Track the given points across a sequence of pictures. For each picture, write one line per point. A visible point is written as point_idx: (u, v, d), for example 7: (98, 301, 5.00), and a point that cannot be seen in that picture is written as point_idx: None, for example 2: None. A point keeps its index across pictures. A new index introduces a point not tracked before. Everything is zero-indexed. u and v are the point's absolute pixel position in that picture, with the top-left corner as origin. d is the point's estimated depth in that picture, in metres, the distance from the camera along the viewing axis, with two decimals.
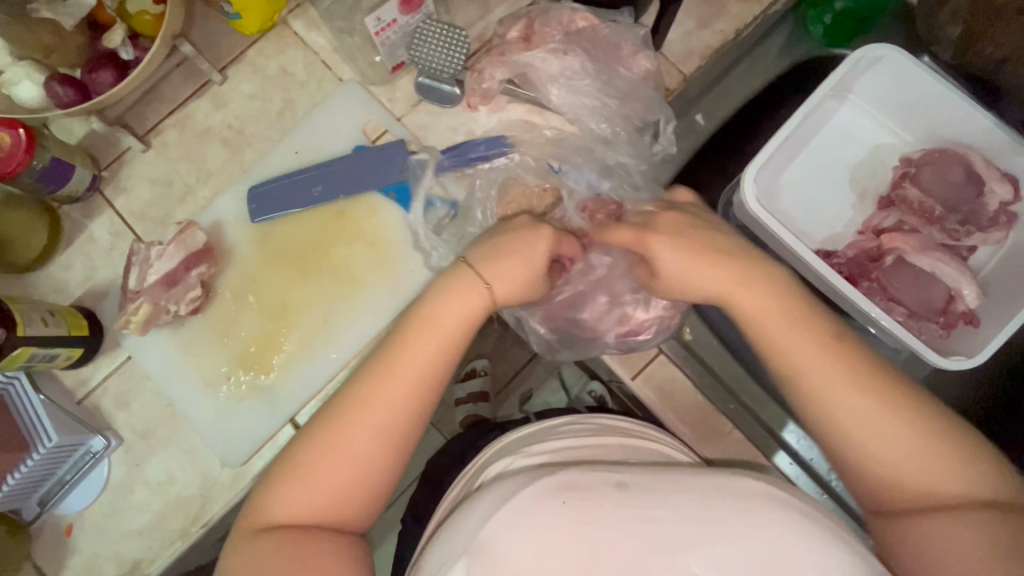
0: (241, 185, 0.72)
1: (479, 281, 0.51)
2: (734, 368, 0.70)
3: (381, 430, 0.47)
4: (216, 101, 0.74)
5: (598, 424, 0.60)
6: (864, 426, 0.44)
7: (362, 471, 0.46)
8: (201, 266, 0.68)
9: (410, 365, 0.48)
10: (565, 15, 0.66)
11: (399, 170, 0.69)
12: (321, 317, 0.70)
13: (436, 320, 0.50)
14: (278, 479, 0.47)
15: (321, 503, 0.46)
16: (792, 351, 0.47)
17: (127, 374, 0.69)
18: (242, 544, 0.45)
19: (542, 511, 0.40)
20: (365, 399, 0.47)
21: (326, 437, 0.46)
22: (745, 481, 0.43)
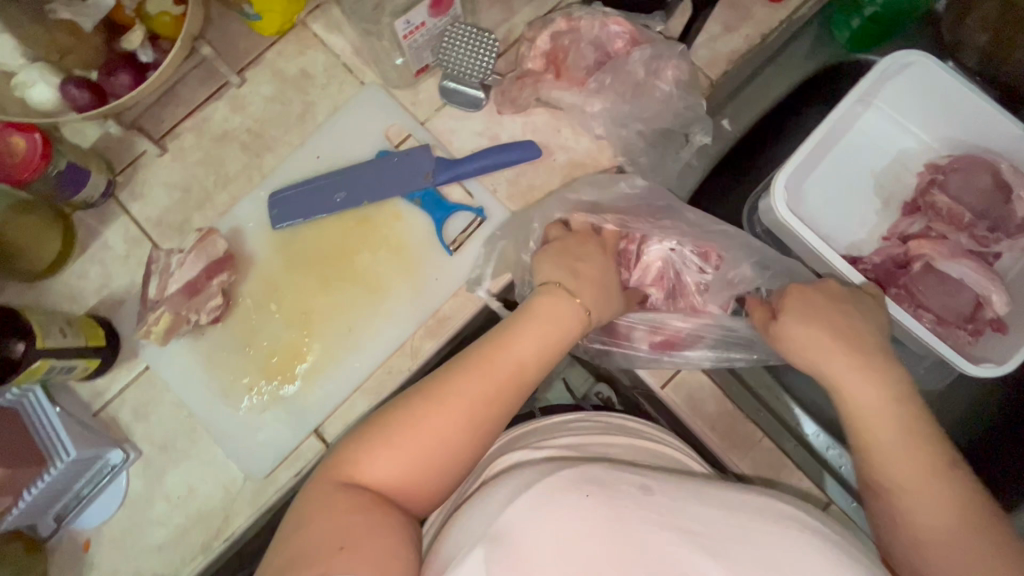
0: (261, 190, 0.71)
1: (576, 298, 0.54)
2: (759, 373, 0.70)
3: (482, 409, 0.48)
4: (234, 104, 0.72)
5: (609, 423, 0.59)
6: (895, 459, 0.45)
7: (447, 455, 0.47)
8: (223, 274, 0.66)
9: (513, 361, 0.50)
10: (597, 20, 0.67)
11: (424, 176, 0.67)
12: (345, 325, 0.68)
13: (538, 323, 0.52)
14: (365, 441, 0.47)
15: (412, 468, 0.46)
16: (847, 382, 0.49)
17: (146, 385, 0.68)
18: (323, 496, 0.45)
19: (558, 505, 0.40)
20: (468, 383, 0.48)
21: (423, 409, 0.47)
22: (779, 507, 0.42)
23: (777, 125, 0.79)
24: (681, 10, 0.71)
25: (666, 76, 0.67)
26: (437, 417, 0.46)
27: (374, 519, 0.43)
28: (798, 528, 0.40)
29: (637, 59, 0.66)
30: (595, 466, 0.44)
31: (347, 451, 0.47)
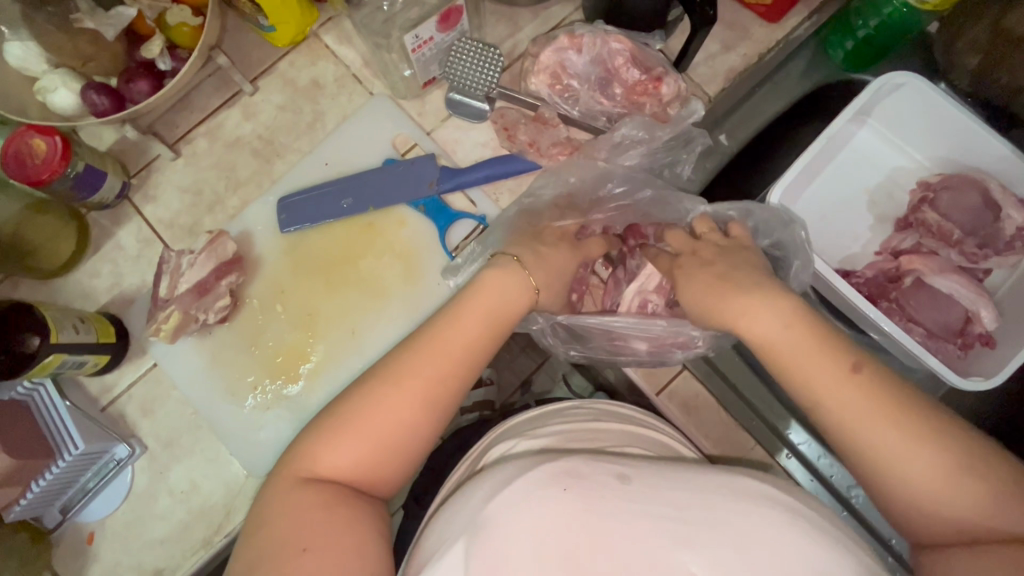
0: (270, 195, 0.73)
1: (525, 273, 0.58)
2: (758, 388, 0.71)
3: (429, 393, 0.50)
4: (246, 111, 0.75)
5: (599, 409, 0.62)
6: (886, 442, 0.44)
7: (403, 436, 0.49)
8: (232, 275, 0.68)
9: (461, 336, 0.53)
10: (599, 37, 0.68)
11: (429, 183, 0.69)
12: (348, 327, 0.70)
13: (487, 304, 0.55)
14: (323, 432, 0.49)
15: (365, 454, 0.49)
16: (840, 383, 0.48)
17: (153, 382, 0.69)
18: (281, 491, 0.48)
19: (539, 501, 0.41)
20: (418, 365, 0.51)
21: (376, 396, 0.49)
22: (744, 482, 0.44)
23: (773, 140, 0.80)
24: (680, 29, 0.73)
25: (665, 92, 0.69)
26: (389, 400, 0.49)
27: (337, 512, 0.46)
28: (764, 505, 0.42)
29: (637, 75, 0.68)
30: (577, 459, 0.45)
31: (309, 444, 0.49)
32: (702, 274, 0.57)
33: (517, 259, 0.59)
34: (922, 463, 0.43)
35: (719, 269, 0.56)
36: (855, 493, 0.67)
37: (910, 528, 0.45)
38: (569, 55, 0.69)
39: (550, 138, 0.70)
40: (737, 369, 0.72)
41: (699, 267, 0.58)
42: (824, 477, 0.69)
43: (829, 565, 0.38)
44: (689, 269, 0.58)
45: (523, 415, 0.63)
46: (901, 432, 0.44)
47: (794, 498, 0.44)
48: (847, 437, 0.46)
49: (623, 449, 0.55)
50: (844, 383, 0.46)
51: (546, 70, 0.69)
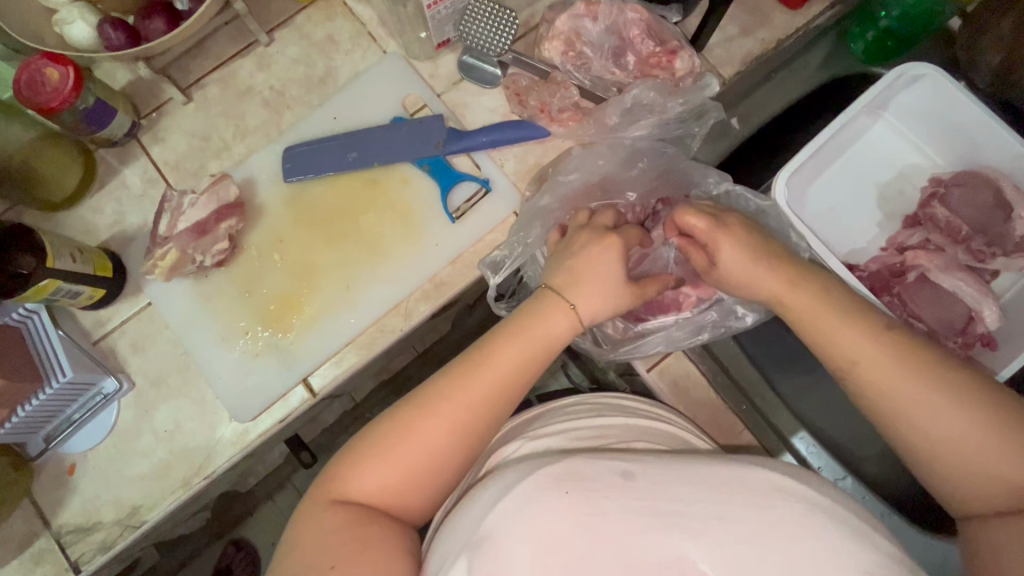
0: (277, 145, 0.73)
1: (566, 304, 0.56)
2: (749, 372, 0.73)
3: (463, 423, 0.51)
4: (260, 62, 0.75)
5: (601, 403, 0.62)
6: (918, 409, 0.46)
7: (436, 463, 0.50)
8: (231, 219, 0.68)
9: (500, 364, 0.52)
10: (616, 7, 0.68)
11: (434, 144, 0.69)
12: (344, 283, 0.70)
13: (523, 338, 0.54)
14: (356, 456, 0.50)
15: (398, 481, 0.49)
16: (846, 350, 0.50)
17: (146, 321, 0.69)
18: (317, 510, 0.49)
19: (541, 504, 0.41)
20: (457, 395, 0.51)
21: (412, 423, 0.50)
22: (761, 473, 0.43)
23: (786, 129, 0.80)
24: (698, 8, 0.72)
25: (679, 66, 0.68)
26: (427, 427, 0.50)
27: (368, 530, 0.47)
28: (773, 496, 0.41)
29: (652, 47, 0.68)
30: (579, 461, 0.45)
31: (341, 468, 0.50)
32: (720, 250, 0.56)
33: (547, 288, 0.57)
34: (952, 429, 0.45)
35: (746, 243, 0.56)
36: (845, 477, 0.68)
37: (958, 501, 0.46)
38: (584, 23, 0.68)
39: (561, 101, 0.69)
40: (729, 353, 0.73)
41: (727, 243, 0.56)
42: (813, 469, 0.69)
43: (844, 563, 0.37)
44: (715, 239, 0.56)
45: (527, 416, 0.64)
46: (928, 396, 0.46)
47: (806, 486, 0.43)
48: (881, 408, 0.48)
49: (631, 445, 0.55)
50: (871, 340, 0.49)
51: (560, 37, 0.69)
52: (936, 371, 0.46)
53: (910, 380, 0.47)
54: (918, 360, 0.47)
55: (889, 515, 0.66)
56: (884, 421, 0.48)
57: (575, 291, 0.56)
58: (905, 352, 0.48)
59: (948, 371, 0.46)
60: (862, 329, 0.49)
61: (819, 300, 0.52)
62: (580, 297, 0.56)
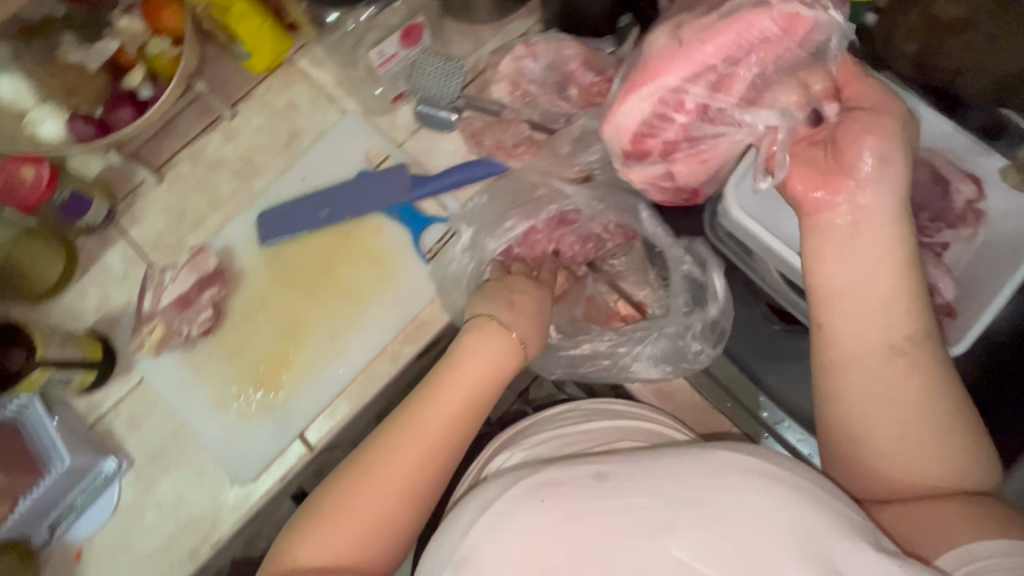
0: (252, 211, 0.76)
1: (499, 340, 0.59)
2: (745, 382, 0.75)
3: (419, 467, 0.52)
4: (226, 134, 0.79)
5: (593, 409, 0.64)
6: (892, 400, 0.49)
7: (402, 500, 0.51)
8: (212, 288, 0.71)
9: (460, 396, 0.55)
10: (554, 45, 0.71)
11: (401, 191, 0.73)
12: (327, 335, 0.72)
13: (473, 374, 0.57)
14: (312, 521, 0.50)
15: (352, 542, 0.49)
16: (848, 332, 0.51)
17: (139, 398, 0.70)
18: None
19: (518, 517, 0.43)
20: (409, 444, 0.52)
21: (362, 482, 0.50)
22: (721, 456, 0.44)
23: None
24: None
25: None
26: (392, 471, 0.51)
27: None
28: (740, 478, 0.42)
29: (592, 78, 0.71)
30: (554, 468, 0.47)
31: (293, 538, 0.49)
32: (865, 158, 0.51)
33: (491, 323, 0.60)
34: (903, 429, 0.49)
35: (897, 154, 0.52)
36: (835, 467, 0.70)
37: (861, 485, 0.51)
38: (526, 62, 0.72)
39: (514, 137, 0.72)
40: (720, 362, 0.75)
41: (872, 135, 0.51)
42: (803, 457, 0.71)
43: (808, 534, 0.40)
44: (854, 137, 0.52)
45: (520, 426, 0.66)
46: (901, 393, 0.49)
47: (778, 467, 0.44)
48: (853, 391, 0.50)
49: (616, 444, 0.57)
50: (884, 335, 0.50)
51: (505, 79, 0.73)
52: (919, 376, 0.49)
53: (885, 376, 0.49)
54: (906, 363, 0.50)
55: None
56: (840, 402, 0.51)
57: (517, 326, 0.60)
58: (905, 352, 0.50)
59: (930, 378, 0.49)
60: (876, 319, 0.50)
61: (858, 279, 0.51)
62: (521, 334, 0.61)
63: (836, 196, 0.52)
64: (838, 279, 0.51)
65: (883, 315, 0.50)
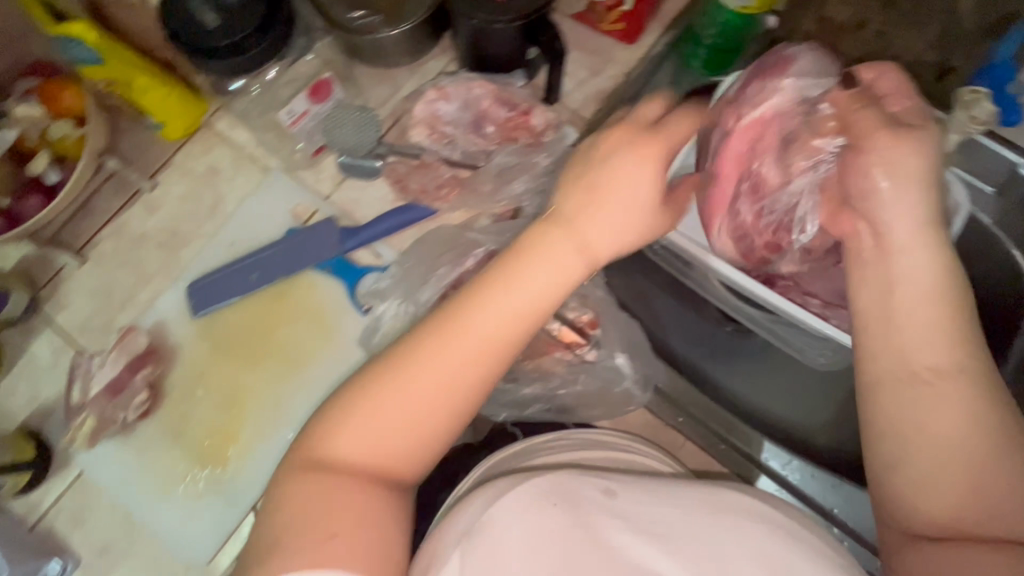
0: (181, 283, 0.74)
1: (564, 238, 0.45)
2: (698, 399, 0.78)
3: (471, 361, 0.42)
4: (148, 207, 0.77)
5: (589, 439, 0.61)
6: (936, 423, 0.40)
7: (452, 399, 0.42)
8: (146, 368, 0.69)
9: (524, 304, 0.43)
10: (464, 84, 0.72)
11: (331, 246, 0.72)
12: (271, 401, 0.70)
13: (548, 260, 0.44)
14: (333, 414, 0.42)
15: (389, 440, 0.41)
16: (890, 336, 0.42)
17: (81, 492, 0.68)
18: (291, 478, 0.41)
19: (531, 513, 0.42)
20: (468, 326, 0.42)
21: (400, 372, 0.42)
22: (730, 497, 0.45)
23: None
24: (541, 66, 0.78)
25: (536, 124, 0.72)
26: (420, 378, 0.41)
27: (349, 500, 0.39)
28: (745, 519, 0.43)
29: (506, 113, 0.72)
30: (566, 477, 0.46)
31: (316, 428, 0.42)
32: (876, 179, 0.44)
33: (552, 220, 0.46)
34: (948, 458, 0.39)
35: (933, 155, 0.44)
36: (788, 470, 0.76)
37: (899, 515, 0.41)
38: (439, 105, 0.73)
39: (436, 180, 0.72)
40: (671, 381, 0.78)
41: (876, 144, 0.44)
42: (758, 462, 0.77)
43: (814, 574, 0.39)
44: (859, 138, 0.45)
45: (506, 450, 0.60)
46: (947, 410, 0.40)
47: (776, 509, 0.45)
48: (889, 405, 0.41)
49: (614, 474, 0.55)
50: (926, 339, 0.41)
51: (421, 123, 0.73)
52: (972, 399, 0.40)
53: (931, 397, 0.40)
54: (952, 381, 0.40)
55: (838, 482, 0.74)
56: (880, 417, 0.42)
57: (585, 215, 0.45)
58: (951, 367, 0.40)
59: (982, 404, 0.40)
60: (913, 326, 0.42)
61: (905, 272, 0.43)
62: (598, 215, 0.45)
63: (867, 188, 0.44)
64: (875, 300, 0.43)
65: (923, 335, 0.41)
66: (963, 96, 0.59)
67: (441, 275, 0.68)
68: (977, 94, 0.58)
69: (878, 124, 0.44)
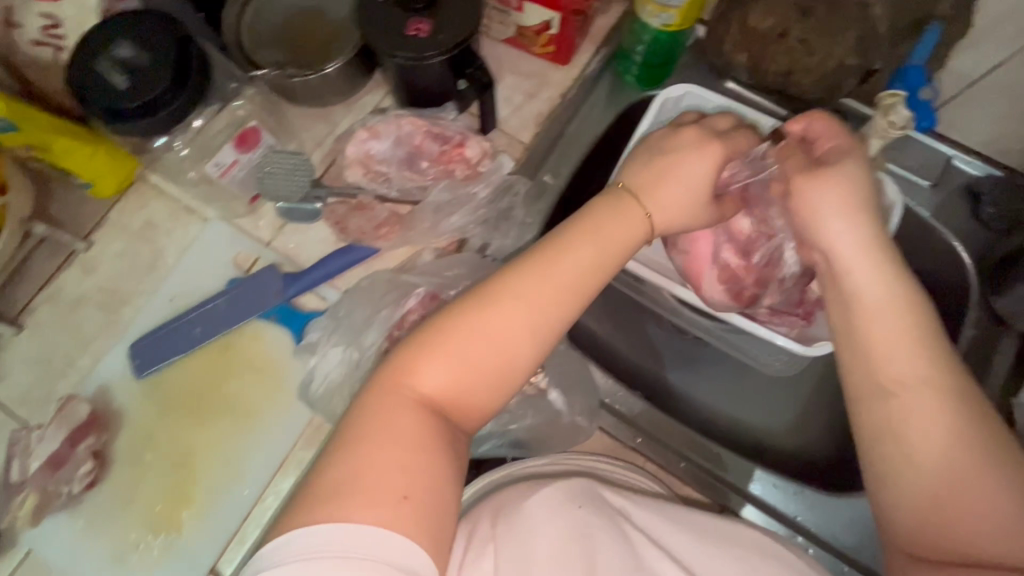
0: (122, 344, 0.72)
1: (640, 207, 0.55)
2: (655, 416, 0.73)
3: (534, 325, 0.49)
4: (85, 268, 0.75)
5: (601, 462, 0.67)
6: (926, 444, 0.45)
7: (517, 357, 0.49)
8: (89, 438, 0.67)
9: (574, 268, 0.51)
10: (393, 122, 0.72)
11: (274, 293, 0.71)
12: (224, 458, 0.69)
13: (606, 237, 0.53)
14: (419, 347, 0.48)
15: (468, 378, 0.48)
16: (886, 354, 0.48)
17: (30, 571, 0.66)
18: (386, 397, 0.46)
19: (562, 510, 0.53)
20: (544, 284, 0.50)
21: (480, 320, 0.48)
22: (740, 530, 0.57)
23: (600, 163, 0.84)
24: None
25: (470, 155, 0.72)
26: (489, 327, 0.48)
27: (429, 432, 0.45)
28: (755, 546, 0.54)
29: (439, 146, 0.72)
30: (595, 490, 0.57)
31: (404, 358, 0.48)
32: (825, 209, 0.52)
33: (627, 191, 0.56)
34: (940, 480, 0.45)
35: (865, 183, 0.52)
36: (756, 482, 0.71)
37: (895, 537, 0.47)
38: (371, 144, 0.71)
39: (372, 221, 0.71)
40: (625, 399, 0.74)
41: (820, 193, 0.52)
42: (729, 480, 0.72)
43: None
44: (813, 181, 0.52)
45: (521, 468, 0.64)
46: (938, 433, 0.45)
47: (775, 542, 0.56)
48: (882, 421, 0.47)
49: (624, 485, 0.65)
50: (916, 362, 0.47)
51: (355, 163, 0.72)
52: (962, 425, 0.45)
53: (926, 417, 0.46)
54: (955, 412, 0.45)
55: (802, 491, 0.70)
56: (875, 434, 0.48)
57: (650, 198, 0.56)
58: (949, 396, 0.46)
59: (975, 429, 0.45)
60: (923, 349, 0.47)
61: (892, 300, 0.49)
62: (658, 208, 0.56)
63: (825, 210, 0.52)
64: (846, 309, 0.51)
65: (904, 361, 0.47)
66: (883, 101, 0.59)
67: (385, 317, 0.68)
68: (897, 98, 0.58)
69: (844, 164, 0.52)
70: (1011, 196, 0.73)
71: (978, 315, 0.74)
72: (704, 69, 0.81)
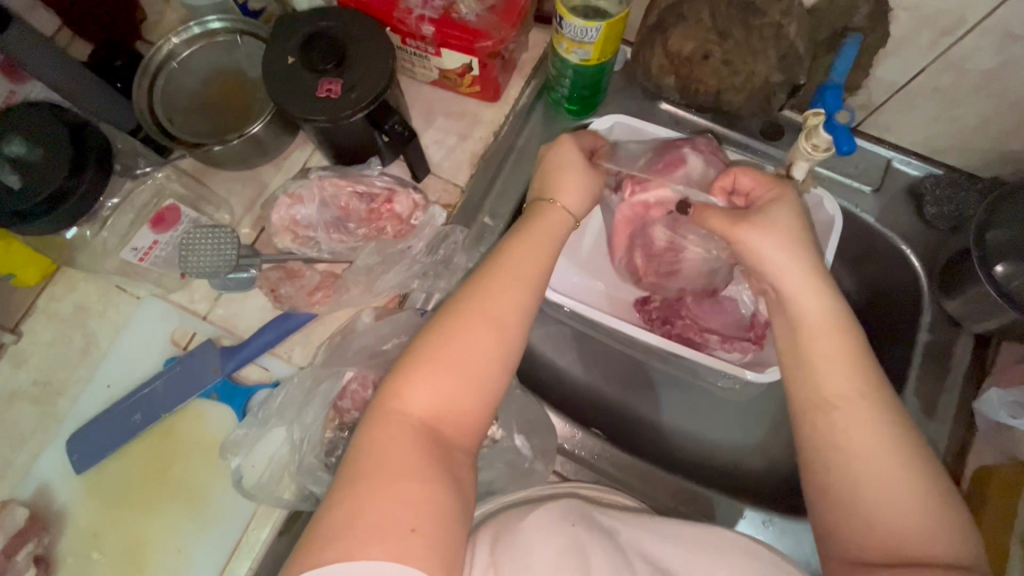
0: (60, 438, 0.69)
1: (549, 202, 0.58)
2: (616, 456, 0.72)
3: (504, 327, 0.50)
4: (15, 360, 0.72)
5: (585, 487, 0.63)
6: (866, 448, 0.47)
7: (494, 363, 0.49)
8: (28, 544, 0.64)
9: (518, 272, 0.53)
10: (317, 184, 0.69)
11: (212, 370, 0.68)
12: (173, 547, 0.66)
13: (539, 233, 0.56)
14: (401, 372, 0.49)
15: (453, 391, 0.48)
16: (821, 357, 0.50)
17: None
18: (384, 424, 0.47)
19: (556, 530, 0.49)
20: (507, 290, 0.52)
21: (455, 333, 0.49)
22: (724, 535, 0.53)
23: None
24: None
25: (400, 210, 0.70)
26: (462, 344, 0.49)
27: (418, 456, 0.45)
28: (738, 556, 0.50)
29: (366, 205, 0.69)
30: (584, 512, 0.54)
31: (389, 384, 0.48)
32: (758, 236, 0.54)
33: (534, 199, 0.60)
34: (890, 490, 0.46)
35: (791, 222, 0.54)
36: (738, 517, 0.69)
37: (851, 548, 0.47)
38: (296, 209, 0.69)
39: (306, 285, 0.70)
40: (584, 441, 0.73)
41: (753, 232, 0.54)
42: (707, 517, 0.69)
43: None
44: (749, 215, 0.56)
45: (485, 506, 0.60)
46: (876, 434, 0.47)
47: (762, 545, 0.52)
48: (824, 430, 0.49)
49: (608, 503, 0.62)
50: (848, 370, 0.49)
51: (283, 229, 0.69)
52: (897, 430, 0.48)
53: (864, 426, 0.48)
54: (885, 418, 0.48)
55: (772, 521, 0.68)
56: (820, 448, 0.49)
57: (555, 188, 0.59)
58: (881, 401, 0.48)
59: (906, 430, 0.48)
60: (860, 360, 0.50)
61: (826, 298, 0.52)
62: (562, 192, 0.59)
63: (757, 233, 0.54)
64: (804, 314, 0.52)
65: (839, 375, 0.49)
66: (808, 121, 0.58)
67: (326, 390, 0.67)
68: (818, 119, 0.57)
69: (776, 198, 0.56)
70: (952, 195, 0.72)
71: (930, 319, 0.73)
72: (636, 93, 0.80)
